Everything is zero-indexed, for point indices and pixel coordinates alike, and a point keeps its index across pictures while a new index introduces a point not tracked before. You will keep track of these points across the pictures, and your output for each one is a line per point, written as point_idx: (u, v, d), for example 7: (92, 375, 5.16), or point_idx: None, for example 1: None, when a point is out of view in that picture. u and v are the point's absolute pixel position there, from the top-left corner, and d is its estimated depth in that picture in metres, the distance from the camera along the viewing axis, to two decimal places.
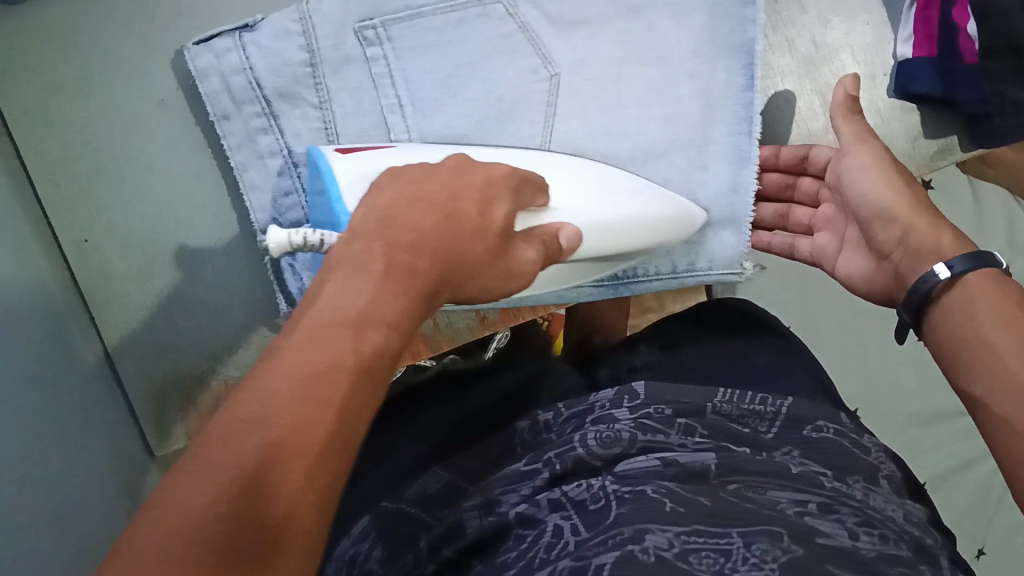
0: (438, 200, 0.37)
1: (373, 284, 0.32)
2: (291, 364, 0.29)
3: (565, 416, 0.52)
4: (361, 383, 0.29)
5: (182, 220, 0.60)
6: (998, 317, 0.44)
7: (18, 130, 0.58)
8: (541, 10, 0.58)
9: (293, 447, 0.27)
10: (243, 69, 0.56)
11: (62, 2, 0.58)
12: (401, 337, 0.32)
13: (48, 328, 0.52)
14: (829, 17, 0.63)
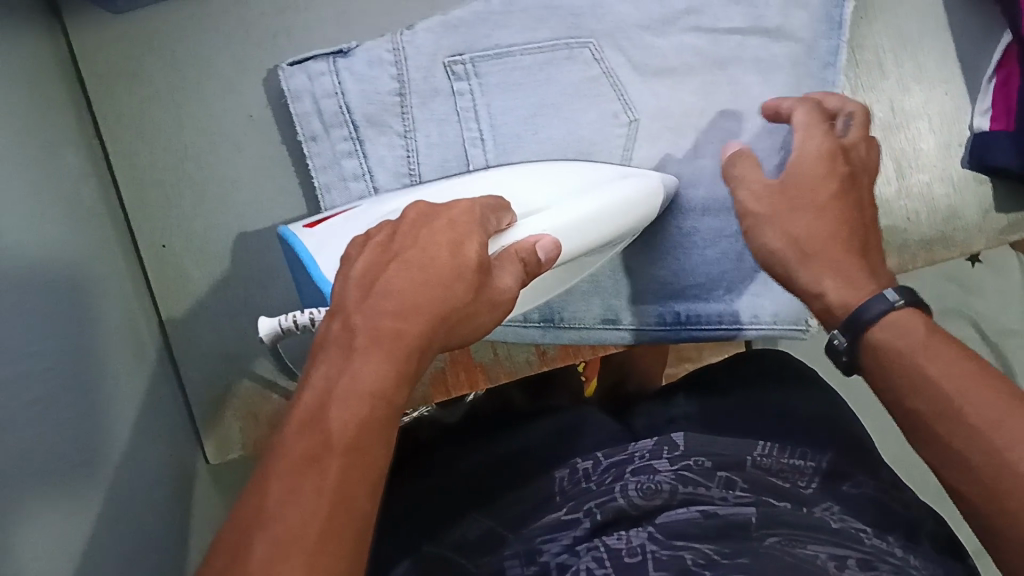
0: (410, 257, 0.38)
1: (354, 362, 0.33)
2: (284, 458, 0.31)
3: (604, 465, 0.52)
4: (352, 455, 0.31)
5: (259, 233, 0.62)
6: (920, 351, 0.38)
7: (110, 133, 0.60)
8: (626, 57, 0.59)
9: (292, 536, 0.28)
10: (335, 94, 0.58)
11: (167, 16, 0.60)
12: (392, 401, 0.33)
13: (122, 326, 0.53)
14: (909, 84, 0.63)
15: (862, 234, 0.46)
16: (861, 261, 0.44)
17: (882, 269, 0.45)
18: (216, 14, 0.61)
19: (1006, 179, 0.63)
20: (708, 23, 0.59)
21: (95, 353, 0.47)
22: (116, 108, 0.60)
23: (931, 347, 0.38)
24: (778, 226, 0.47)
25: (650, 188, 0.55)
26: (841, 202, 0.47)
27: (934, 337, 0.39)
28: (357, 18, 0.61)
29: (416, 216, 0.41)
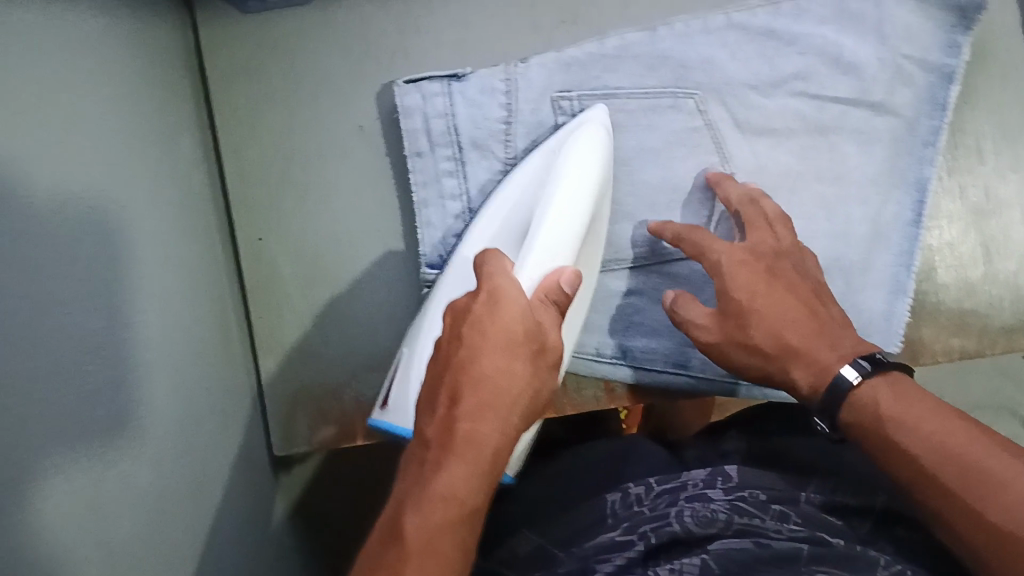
0: (468, 353, 0.42)
1: (433, 475, 0.39)
2: (374, 563, 0.37)
3: (656, 491, 0.52)
4: (423, 555, 0.37)
5: (352, 238, 0.64)
6: (897, 424, 0.45)
7: (224, 127, 0.63)
8: (730, 112, 0.61)
9: None
10: (445, 116, 0.60)
11: (292, 23, 0.63)
12: (466, 504, 0.39)
13: (208, 314, 0.56)
14: (1009, 172, 0.63)
15: (817, 312, 0.52)
16: (817, 342, 0.50)
17: (836, 334, 0.51)
18: (339, 26, 0.63)
19: None
20: (814, 90, 0.61)
21: (176, 334, 0.49)
22: (232, 104, 0.63)
23: (903, 420, 0.45)
24: (739, 343, 0.52)
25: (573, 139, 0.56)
26: (782, 291, 0.52)
27: (906, 406, 0.45)
28: (472, 47, 0.63)
29: (490, 288, 0.44)
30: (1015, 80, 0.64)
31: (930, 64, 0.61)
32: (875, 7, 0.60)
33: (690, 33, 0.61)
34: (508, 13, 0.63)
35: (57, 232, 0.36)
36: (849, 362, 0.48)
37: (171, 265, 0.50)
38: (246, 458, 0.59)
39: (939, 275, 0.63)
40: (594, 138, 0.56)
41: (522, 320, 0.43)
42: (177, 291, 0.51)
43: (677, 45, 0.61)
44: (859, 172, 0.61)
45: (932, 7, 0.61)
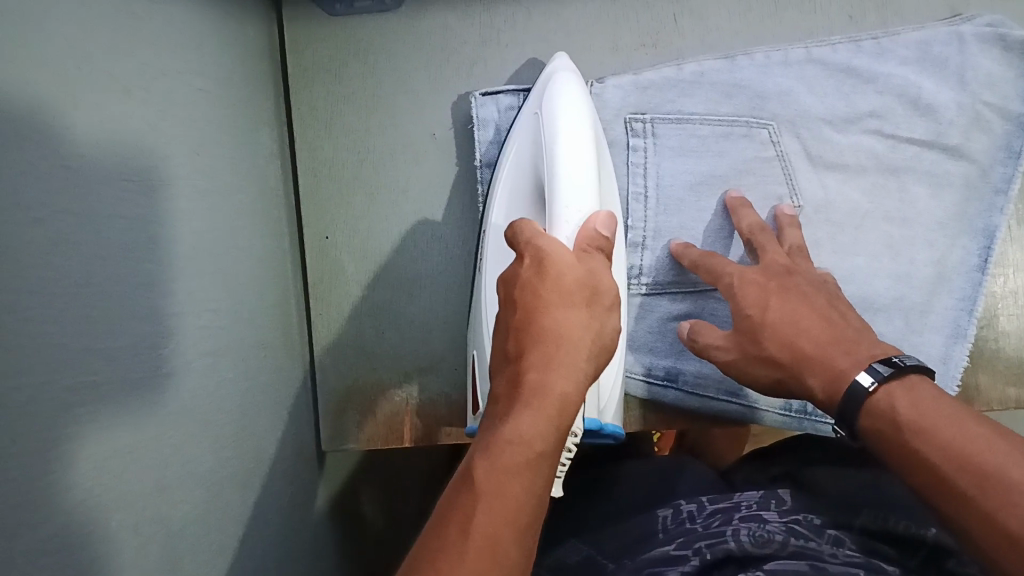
0: (525, 313, 0.40)
1: (503, 420, 0.36)
2: (443, 508, 0.33)
3: (709, 509, 0.53)
4: (490, 496, 0.33)
5: (417, 243, 0.65)
6: (915, 429, 0.41)
7: (301, 125, 0.65)
8: (801, 144, 0.61)
9: (429, 565, 0.31)
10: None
11: (376, 30, 0.65)
12: (540, 452, 0.35)
13: (266, 299, 0.57)
14: None
15: (832, 316, 0.49)
16: (833, 349, 0.47)
17: (855, 340, 0.47)
18: (423, 35, 0.65)
19: None
20: (889, 129, 0.61)
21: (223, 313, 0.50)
22: (311, 102, 0.65)
23: (919, 425, 0.41)
24: (752, 359, 0.51)
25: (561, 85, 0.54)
26: (795, 300, 0.50)
27: (922, 409, 0.42)
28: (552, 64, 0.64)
29: (534, 251, 0.42)
30: None
31: (1008, 111, 0.61)
32: (957, 51, 0.61)
33: (769, 63, 0.62)
34: (590, 32, 0.64)
35: (105, 203, 0.38)
36: (866, 368, 0.44)
37: (226, 246, 0.52)
38: (294, 447, 0.59)
39: (1001, 322, 0.62)
40: (572, 92, 0.53)
41: (571, 272, 0.41)
42: (231, 276, 0.52)
43: (755, 73, 0.62)
44: (929, 215, 0.61)
45: (1014, 56, 0.61)
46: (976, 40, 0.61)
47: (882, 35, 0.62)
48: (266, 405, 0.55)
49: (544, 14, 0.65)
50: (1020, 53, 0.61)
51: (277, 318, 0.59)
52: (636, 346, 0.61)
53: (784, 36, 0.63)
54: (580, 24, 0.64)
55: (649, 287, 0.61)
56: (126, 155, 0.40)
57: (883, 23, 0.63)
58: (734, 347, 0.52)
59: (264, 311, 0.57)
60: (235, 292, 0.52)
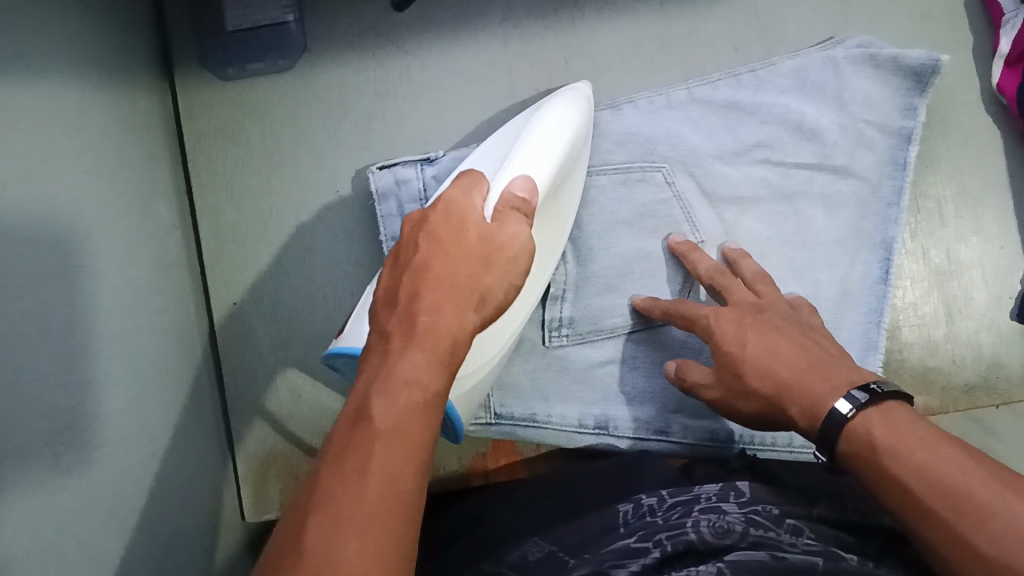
0: (428, 257, 0.38)
1: (391, 359, 0.34)
2: (335, 449, 0.31)
3: (669, 503, 0.53)
4: (391, 438, 0.31)
5: (328, 302, 0.64)
6: (891, 453, 0.41)
7: (200, 191, 0.64)
8: (695, 183, 0.62)
9: (328, 517, 0.29)
10: (419, 198, 0.61)
11: (269, 90, 0.64)
12: (432, 392, 0.33)
13: (174, 373, 0.56)
14: (967, 235, 0.65)
15: (803, 344, 0.50)
16: (810, 377, 0.47)
17: (831, 367, 0.47)
18: (318, 89, 0.64)
19: None
20: (778, 157, 0.63)
21: (126, 396, 0.48)
22: (210, 166, 0.64)
23: (895, 450, 0.41)
24: (734, 389, 0.51)
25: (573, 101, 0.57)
26: (769, 333, 0.51)
27: (900, 435, 0.41)
28: (451, 110, 0.64)
29: (432, 216, 0.41)
30: (974, 145, 0.66)
31: (889, 127, 0.63)
32: (833, 75, 0.63)
33: (654, 109, 0.63)
34: (485, 81, 0.64)
35: None
36: (843, 395, 0.44)
37: (131, 327, 0.51)
38: (218, 522, 0.59)
39: (904, 335, 0.64)
40: (567, 111, 0.56)
41: (476, 233, 0.40)
42: (137, 354, 0.51)
43: (643, 119, 0.63)
44: (825, 234, 0.63)
45: (888, 74, 0.63)
46: (848, 61, 0.63)
47: (760, 66, 0.64)
48: (184, 483, 0.54)
49: (437, 61, 0.64)
50: (892, 70, 0.63)
51: (190, 391, 0.58)
52: (560, 395, 0.63)
53: (674, 74, 0.65)
54: (474, 72, 0.64)
55: (570, 337, 0.63)
56: (9, 255, 0.39)
57: (767, 53, 0.65)
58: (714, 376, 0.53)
59: (176, 388, 0.56)
60: (142, 372, 0.51)
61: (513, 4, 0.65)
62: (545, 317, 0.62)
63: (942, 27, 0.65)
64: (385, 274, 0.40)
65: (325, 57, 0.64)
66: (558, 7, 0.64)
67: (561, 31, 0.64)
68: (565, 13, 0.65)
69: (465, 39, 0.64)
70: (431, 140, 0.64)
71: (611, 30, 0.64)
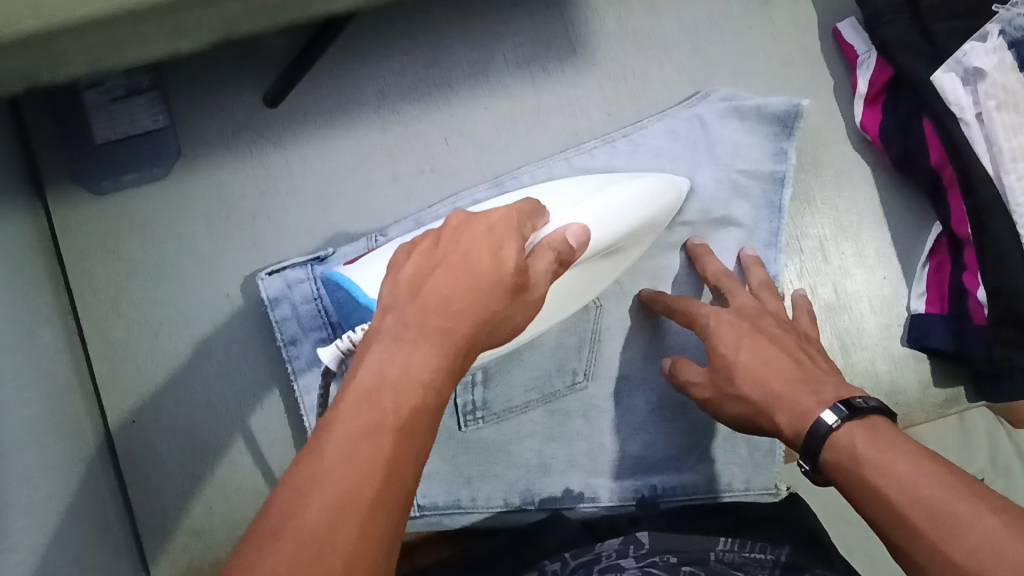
0: (459, 258, 0.39)
1: (403, 351, 0.35)
2: (342, 426, 0.33)
3: (573, 565, 0.53)
4: (402, 433, 0.33)
5: (231, 406, 0.63)
6: (872, 462, 0.41)
7: (84, 308, 0.62)
8: None
9: (340, 502, 0.31)
10: (313, 299, 0.60)
11: (146, 198, 0.63)
12: (438, 391, 0.35)
13: (75, 502, 0.54)
14: (851, 269, 0.67)
15: (800, 356, 0.51)
16: (799, 389, 0.48)
17: (823, 380, 0.48)
18: (197, 195, 0.63)
19: (944, 359, 0.66)
20: None
21: (27, 539, 0.46)
22: (93, 283, 0.62)
23: (876, 460, 0.41)
24: (725, 393, 0.52)
25: (658, 190, 0.59)
26: (766, 342, 0.52)
27: (881, 446, 0.41)
28: (336, 201, 0.64)
29: (461, 219, 0.42)
30: (847, 181, 0.68)
31: (762, 173, 0.65)
32: (702, 133, 0.65)
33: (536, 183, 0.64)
34: (367, 169, 0.64)
35: None
36: (828, 407, 0.45)
37: (30, 466, 0.49)
38: None
39: None
40: (640, 192, 0.58)
41: (515, 255, 0.40)
42: (36, 490, 0.49)
43: None
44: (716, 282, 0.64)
45: (755, 123, 0.65)
46: (714, 117, 0.65)
47: (631, 130, 0.66)
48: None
49: (317, 154, 0.64)
50: (758, 119, 0.65)
51: (96, 521, 0.56)
52: (481, 478, 0.63)
53: (552, 144, 0.66)
54: (355, 160, 0.64)
55: (486, 419, 0.63)
56: None
57: (639, 115, 0.67)
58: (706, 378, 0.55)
59: (81, 518, 0.54)
60: (46, 511, 0.49)
61: (386, 90, 0.65)
62: (457, 403, 0.62)
63: (802, 72, 0.68)
64: (408, 260, 0.41)
65: (202, 161, 0.64)
66: (432, 89, 0.65)
67: (436, 112, 0.65)
68: (438, 95, 0.65)
69: (342, 130, 0.64)
70: (318, 233, 0.64)
71: (486, 107, 0.65)
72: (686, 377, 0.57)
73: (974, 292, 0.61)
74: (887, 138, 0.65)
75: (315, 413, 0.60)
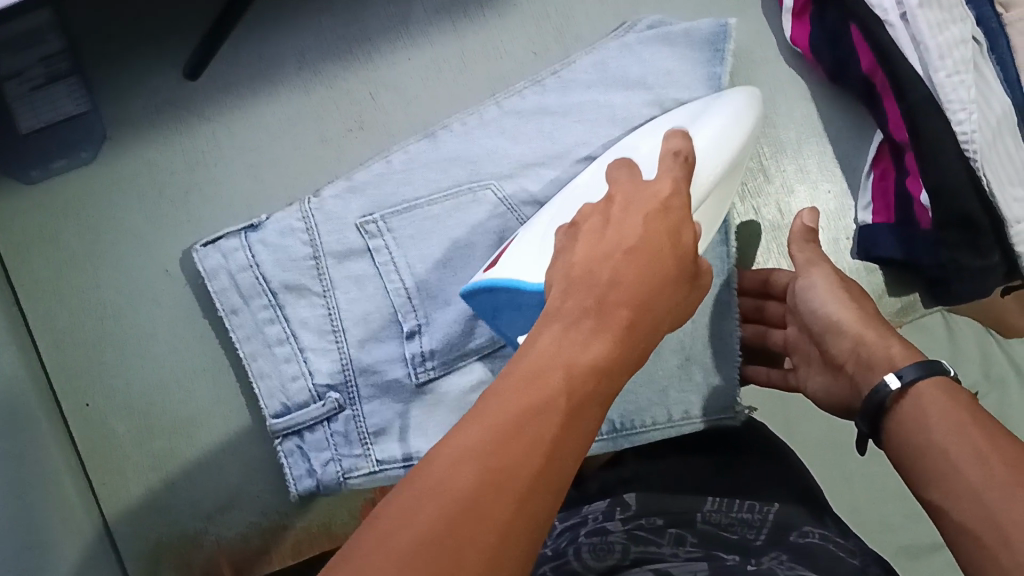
0: (641, 243, 0.43)
1: (576, 338, 0.37)
2: (517, 394, 0.33)
3: (560, 529, 0.59)
4: (572, 415, 0.33)
5: (184, 383, 0.63)
6: (959, 416, 0.45)
7: (26, 300, 0.62)
8: (526, 191, 0.63)
9: (509, 470, 0.30)
10: (250, 266, 0.61)
11: (76, 183, 0.63)
12: (607, 380, 0.36)
13: (40, 494, 0.54)
14: (793, 185, 0.67)
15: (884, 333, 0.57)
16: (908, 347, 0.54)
17: None
18: (128, 175, 0.63)
19: (894, 266, 0.66)
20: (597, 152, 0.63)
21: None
22: (33, 272, 0.62)
23: (960, 416, 0.45)
24: (839, 292, 0.56)
25: (745, 97, 0.60)
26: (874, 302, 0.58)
27: (961, 407, 0.46)
28: (268, 167, 0.64)
29: (625, 196, 0.47)
30: (783, 97, 0.67)
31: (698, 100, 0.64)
32: (631, 59, 0.64)
33: (469, 130, 0.64)
34: (295, 132, 0.64)
35: None
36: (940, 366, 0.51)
37: None
38: None
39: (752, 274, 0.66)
40: (735, 108, 0.58)
41: (688, 242, 0.45)
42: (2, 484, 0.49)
43: (459, 143, 0.63)
44: None
45: (683, 46, 0.64)
46: (642, 44, 0.64)
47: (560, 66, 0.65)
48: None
49: (245, 121, 0.64)
50: (686, 42, 0.64)
51: (61, 513, 0.56)
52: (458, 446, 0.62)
53: (480, 89, 0.65)
54: (283, 124, 0.64)
55: (437, 369, 0.61)
56: None
57: (567, 52, 0.66)
58: (823, 266, 0.58)
59: (47, 508, 0.54)
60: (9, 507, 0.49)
61: (308, 50, 0.64)
62: (405, 353, 0.61)
63: None
64: (579, 248, 0.43)
65: (129, 140, 0.63)
66: (352, 45, 0.64)
67: (359, 67, 0.64)
68: (361, 50, 0.64)
69: (266, 94, 0.64)
70: (254, 200, 0.64)
71: (409, 58, 0.65)
72: (794, 245, 0.59)
73: (918, 196, 0.61)
74: (818, 51, 0.64)
75: (265, 382, 0.61)
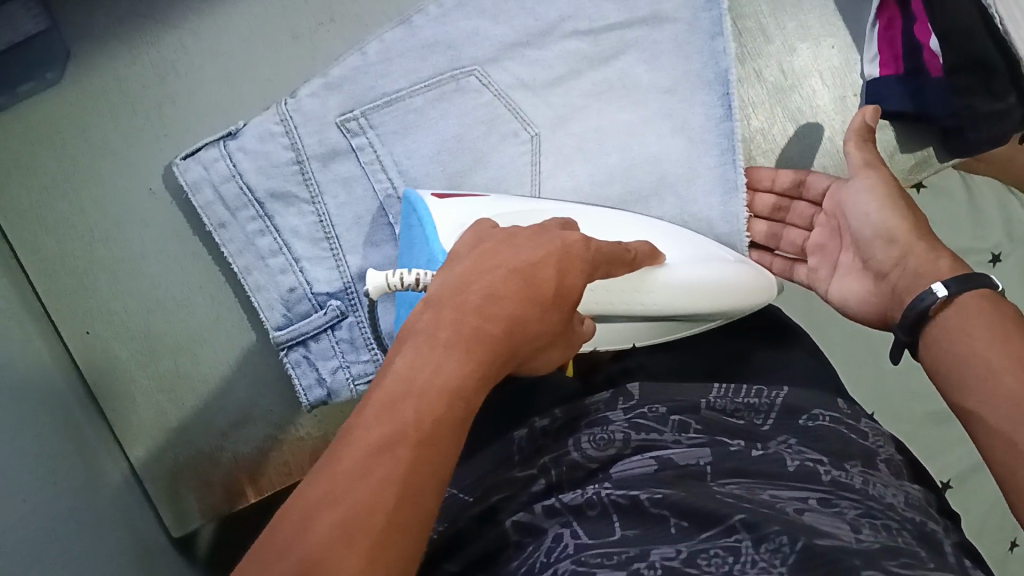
0: (525, 267, 0.36)
1: (425, 359, 0.32)
2: (362, 438, 0.29)
3: (560, 421, 0.53)
4: (425, 445, 0.29)
5: (181, 302, 0.62)
6: (1005, 328, 0.43)
7: (11, 230, 0.60)
8: (512, 76, 0.60)
9: (360, 520, 0.27)
10: (232, 176, 0.59)
11: (46, 105, 0.60)
12: (469, 401, 0.32)
13: (55, 422, 0.54)
14: (795, 44, 0.63)
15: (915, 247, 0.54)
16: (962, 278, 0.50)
17: None
18: (99, 94, 0.60)
19: (905, 122, 0.62)
20: (584, 26, 0.60)
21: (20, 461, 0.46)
22: (14, 203, 0.60)
23: (1008, 326, 0.43)
24: (896, 196, 0.51)
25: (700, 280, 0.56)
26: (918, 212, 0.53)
27: (1007, 319, 0.44)
28: (243, 74, 0.62)
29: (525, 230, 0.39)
30: None
31: None
32: None
33: (445, 12, 0.60)
34: (266, 33, 0.62)
35: None
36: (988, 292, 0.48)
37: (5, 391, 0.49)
38: (148, 552, 0.58)
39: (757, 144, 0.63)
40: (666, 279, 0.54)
41: (577, 281, 0.38)
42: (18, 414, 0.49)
43: (437, 27, 0.60)
44: (652, 90, 0.60)
45: None
46: None
47: None
48: (102, 531, 0.53)
49: (211, 28, 0.61)
50: None
51: (77, 439, 0.55)
52: None
53: None
54: (251, 26, 0.61)
55: None
56: None
57: None
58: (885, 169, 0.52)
59: (63, 436, 0.54)
60: (23, 430, 0.49)
61: None
62: None
63: None
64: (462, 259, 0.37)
65: (95, 56, 0.60)
66: None
67: None
68: None
69: None
70: (231, 110, 0.62)
71: None
72: (851, 143, 0.53)
73: (926, 43, 0.59)
74: None
75: (263, 294, 0.59)
